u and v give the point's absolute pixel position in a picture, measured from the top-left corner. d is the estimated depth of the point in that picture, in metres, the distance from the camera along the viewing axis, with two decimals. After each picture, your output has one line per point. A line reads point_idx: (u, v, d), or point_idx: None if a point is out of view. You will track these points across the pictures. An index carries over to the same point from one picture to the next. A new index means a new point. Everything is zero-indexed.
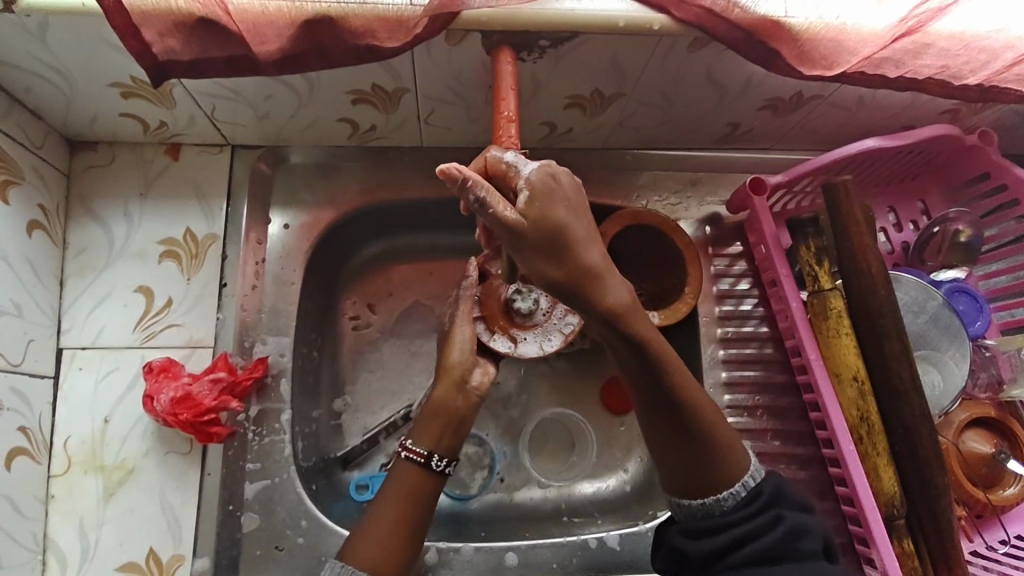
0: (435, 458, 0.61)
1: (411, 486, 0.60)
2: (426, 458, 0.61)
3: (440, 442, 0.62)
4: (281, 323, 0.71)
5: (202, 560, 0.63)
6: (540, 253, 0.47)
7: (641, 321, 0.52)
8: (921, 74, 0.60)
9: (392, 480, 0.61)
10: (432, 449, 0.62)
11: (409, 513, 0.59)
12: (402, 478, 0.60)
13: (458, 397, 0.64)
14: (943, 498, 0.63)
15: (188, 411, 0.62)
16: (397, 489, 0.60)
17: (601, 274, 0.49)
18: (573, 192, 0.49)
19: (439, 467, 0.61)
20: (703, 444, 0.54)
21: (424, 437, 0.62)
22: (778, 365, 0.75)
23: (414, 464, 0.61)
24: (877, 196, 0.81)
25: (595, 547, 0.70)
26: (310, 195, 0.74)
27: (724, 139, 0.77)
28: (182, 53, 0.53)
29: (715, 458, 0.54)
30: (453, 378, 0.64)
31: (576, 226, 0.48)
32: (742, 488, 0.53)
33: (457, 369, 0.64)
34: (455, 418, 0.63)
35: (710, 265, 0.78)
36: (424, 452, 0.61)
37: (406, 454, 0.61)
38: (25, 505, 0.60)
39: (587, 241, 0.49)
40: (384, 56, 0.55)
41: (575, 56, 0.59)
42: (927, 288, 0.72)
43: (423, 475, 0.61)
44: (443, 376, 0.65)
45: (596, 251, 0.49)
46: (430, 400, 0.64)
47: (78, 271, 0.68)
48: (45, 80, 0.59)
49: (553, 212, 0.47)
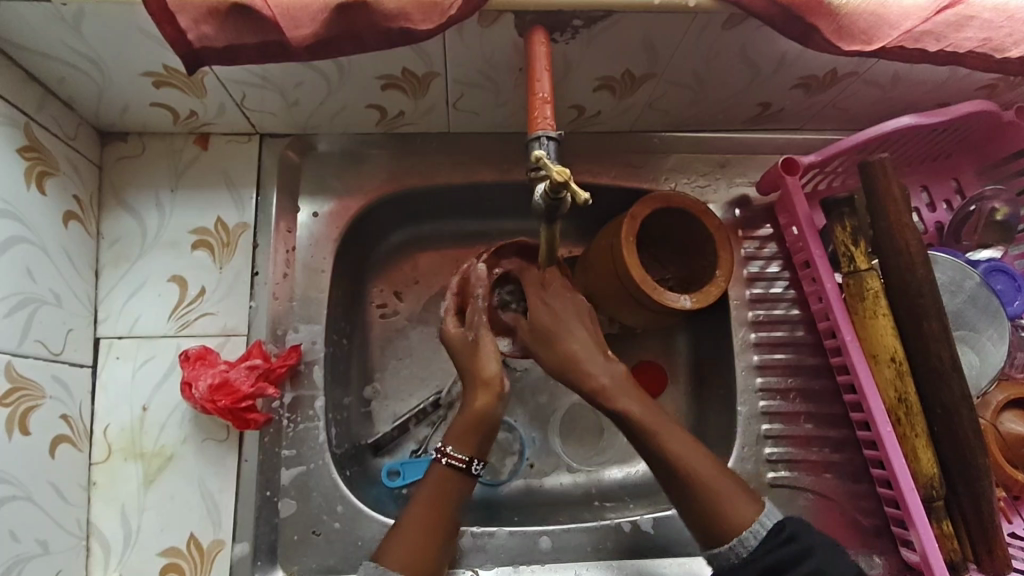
0: (475, 463, 0.62)
1: (441, 492, 0.61)
2: (467, 464, 0.61)
3: (481, 449, 0.62)
4: (312, 311, 0.71)
5: (242, 545, 0.64)
6: (549, 333, 0.63)
7: (623, 398, 0.60)
8: (963, 47, 0.59)
9: (426, 483, 0.61)
10: (473, 454, 0.62)
11: (439, 516, 0.59)
12: (436, 483, 0.61)
13: (495, 405, 0.62)
14: (985, 479, 0.62)
15: (226, 398, 0.63)
16: (430, 493, 0.60)
17: (581, 361, 0.61)
18: (574, 308, 0.64)
19: (478, 472, 0.62)
20: (702, 506, 0.57)
21: (463, 442, 0.62)
22: (810, 348, 0.75)
23: (456, 471, 0.61)
24: (911, 175, 0.79)
25: (629, 531, 0.70)
26: (339, 183, 0.74)
27: (755, 119, 0.76)
28: (216, 39, 0.53)
29: (715, 516, 0.56)
30: (493, 389, 0.62)
31: (572, 329, 0.63)
32: (761, 527, 0.55)
33: (499, 378, 0.62)
34: (490, 424, 0.62)
35: (740, 248, 0.77)
36: (464, 459, 0.61)
37: (446, 460, 0.61)
38: (69, 492, 0.61)
39: (574, 332, 0.63)
40: (417, 39, 0.54)
41: (608, 36, 0.59)
42: (963, 268, 0.71)
43: (457, 476, 0.61)
44: (478, 385, 0.63)
45: (577, 340, 0.62)
46: (470, 408, 0.62)
47: (113, 261, 0.68)
48: (79, 71, 0.59)
49: (567, 320, 0.63)
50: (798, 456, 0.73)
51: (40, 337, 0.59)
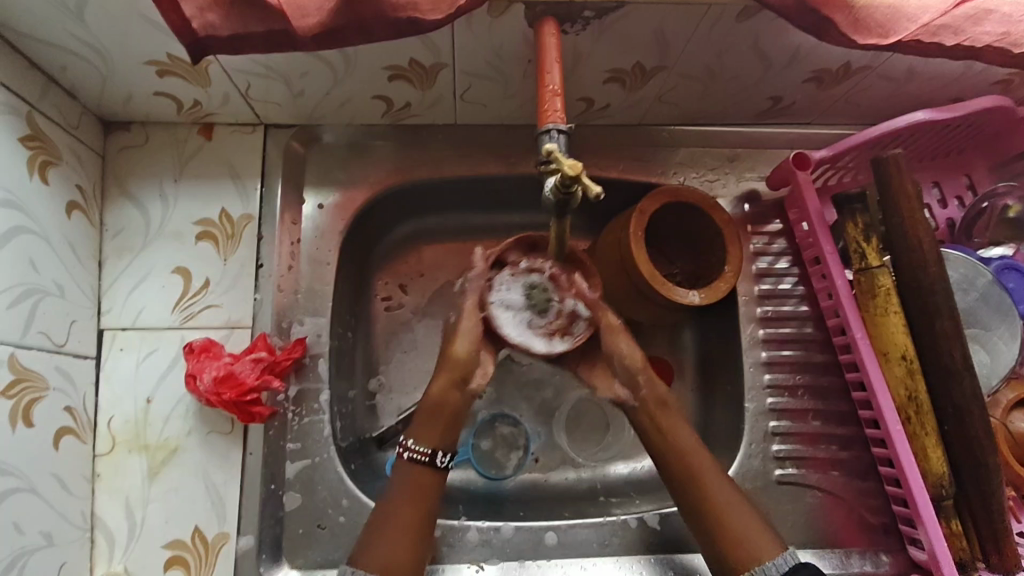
0: (440, 455, 0.60)
1: (419, 482, 0.59)
2: (430, 457, 0.59)
3: (444, 439, 0.60)
4: (318, 303, 0.71)
5: (246, 538, 0.64)
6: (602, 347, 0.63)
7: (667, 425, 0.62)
8: (981, 41, 0.58)
9: (401, 481, 0.59)
10: (436, 446, 0.60)
11: (421, 508, 0.58)
12: (410, 475, 0.59)
13: (456, 393, 0.61)
14: (995, 478, 0.62)
15: (231, 390, 0.63)
16: (405, 487, 0.59)
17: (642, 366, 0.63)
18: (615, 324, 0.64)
19: (444, 464, 0.60)
20: (716, 539, 0.58)
21: (429, 435, 0.60)
22: (818, 344, 0.74)
23: (419, 464, 0.59)
24: (922, 171, 0.78)
25: (636, 527, 0.70)
26: (344, 175, 0.73)
27: (766, 113, 0.75)
28: (222, 28, 0.52)
29: (728, 533, 0.58)
30: (457, 374, 0.61)
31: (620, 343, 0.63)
32: (782, 562, 0.56)
33: (463, 360, 0.61)
34: (454, 415, 0.61)
35: (749, 243, 0.76)
36: (427, 451, 0.59)
37: (409, 455, 0.60)
38: (72, 484, 0.60)
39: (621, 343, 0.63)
40: (426, 30, 0.53)
41: (619, 28, 0.58)
42: (975, 265, 0.70)
43: (430, 473, 0.60)
44: (444, 368, 0.61)
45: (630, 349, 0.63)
46: (429, 396, 0.61)
47: (116, 252, 0.68)
48: (82, 59, 0.58)
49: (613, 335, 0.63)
50: (805, 453, 0.72)
51: (44, 329, 0.59)
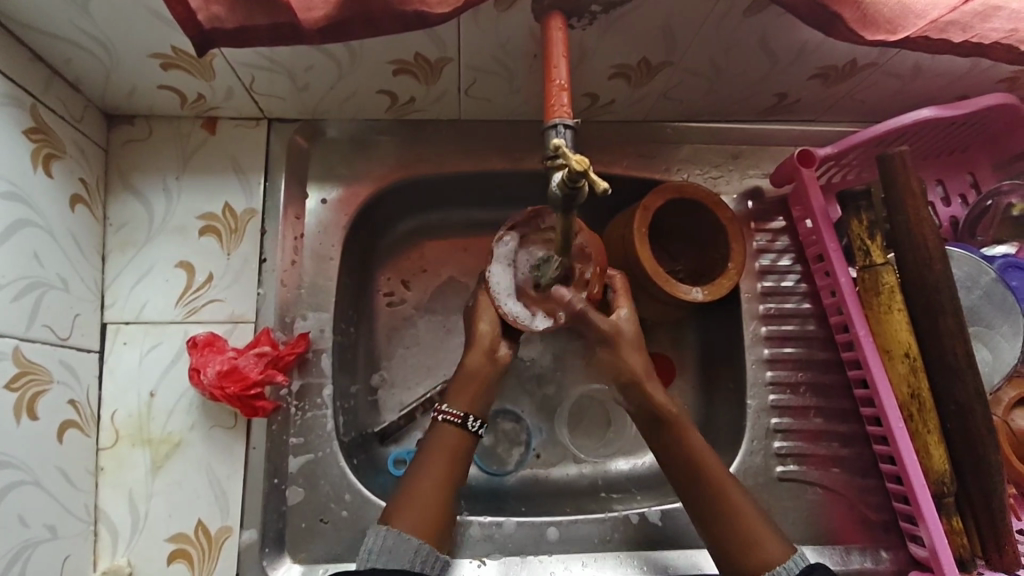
0: (471, 419, 0.62)
1: (453, 446, 0.61)
2: (463, 420, 0.62)
3: (475, 405, 0.63)
4: (321, 298, 0.70)
5: (249, 533, 0.64)
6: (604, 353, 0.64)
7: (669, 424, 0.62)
8: (988, 38, 0.57)
9: (435, 441, 0.61)
10: (468, 411, 0.62)
11: (451, 471, 0.60)
12: (444, 438, 0.61)
13: (488, 364, 0.64)
14: (996, 476, 0.62)
15: (235, 385, 0.63)
16: (439, 448, 0.61)
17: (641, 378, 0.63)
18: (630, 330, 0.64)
19: (475, 428, 0.62)
20: (728, 538, 0.58)
21: (459, 399, 0.63)
22: (820, 342, 0.74)
23: (452, 424, 0.62)
24: (927, 169, 0.78)
25: (638, 522, 0.70)
26: (348, 169, 0.73)
27: (770, 110, 0.75)
28: (227, 20, 0.51)
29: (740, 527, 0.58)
30: (484, 347, 0.63)
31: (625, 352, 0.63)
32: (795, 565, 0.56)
33: (490, 336, 0.64)
34: (485, 380, 0.64)
35: (752, 240, 0.76)
36: (460, 414, 0.62)
37: (443, 417, 0.62)
38: (76, 477, 0.60)
39: (627, 352, 0.63)
40: (432, 24, 0.53)
41: (626, 23, 0.58)
42: (979, 264, 0.70)
43: (462, 434, 0.62)
44: (473, 345, 0.64)
45: (636, 360, 0.63)
46: (464, 368, 0.64)
47: (120, 246, 0.68)
48: (86, 51, 0.58)
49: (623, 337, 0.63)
50: (807, 450, 0.72)
51: (48, 322, 0.59)
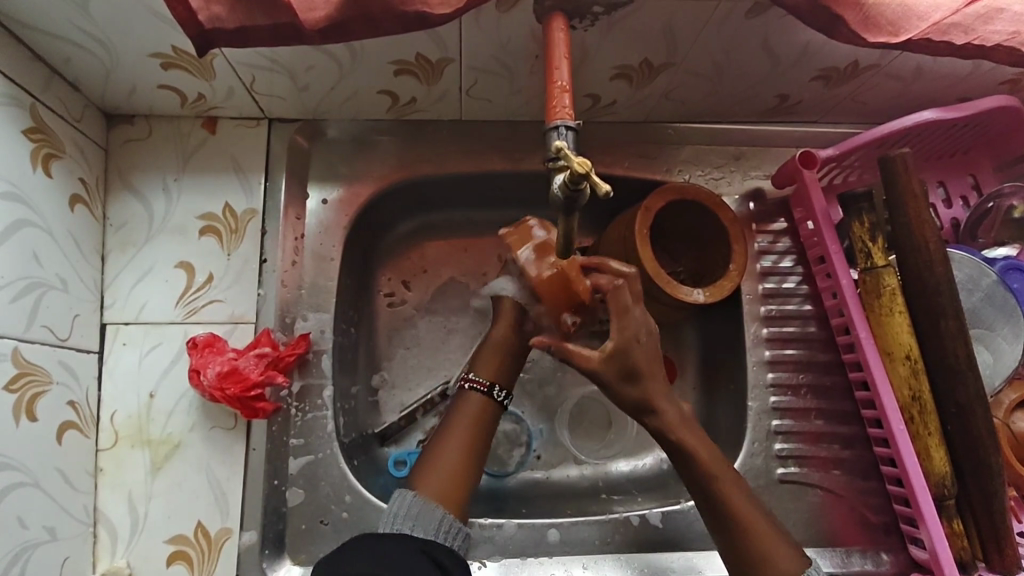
0: (496, 389, 0.64)
1: (479, 413, 0.62)
2: (489, 389, 0.63)
3: (500, 375, 0.64)
4: (321, 299, 0.70)
5: (249, 534, 0.64)
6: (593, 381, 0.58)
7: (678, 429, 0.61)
8: (990, 40, 0.57)
9: (462, 409, 0.62)
10: (493, 380, 0.64)
11: (477, 440, 0.61)
12: (470, 407, 0.62)
13: (513, 336, 0.65)
14: (997, 479, 0.62)
15: (235, 386, 0.63)
16: (465, 416, 0.62)
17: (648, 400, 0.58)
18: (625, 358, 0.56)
19: (500, 398, 0.64)
20: (738, 544, 0.57)
21: (484, 368, 0.64)
22: (821, 344, 0.74)
23: (477, 393, 0.63)
24: (927, 171, 0.78)
25: (638, 524, 0.70)
26: (348, 170, 0.73)
27: (772, 111, 0.74)
28: (228, 21, 0.51)
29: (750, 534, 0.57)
30: (509, 320, 0.65)
31: (616, 382, 0.57)
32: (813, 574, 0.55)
33: (512, 312, 0.66)
34: (509, 353, 0.65)
35: (754, 242, 0.76)
36: (486, 383, 0.64)
37: (469, 386, 0.64)
38: (75, 478, 0.60)
39: (618, 382, 0.57)
40: (433, 25, 0.53)
41: (628, 24, 0.58)
42: (980, 265, 0.70)
43: (488, 404, 0.63)
44: (498, 319, 0.66)
45: (630, 389, 0.58)
46: (489, 341, 0.66)
47: (119, 246, 0.68)
48: (85, 50, 0.58)
49: (611, 367, 0.56)
50: (808, 452, 0.72)
51: (47, 322, 0.58)
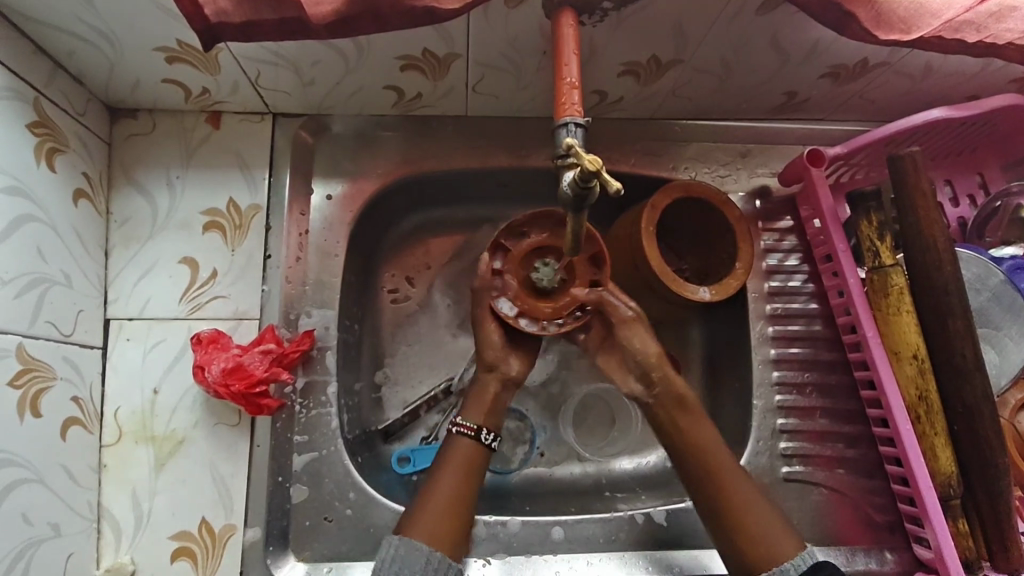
0: (484, 432, 0.62)
1: (470, 458, 0.61)
2: (477, 432, 0.62)
3: (490, 419, 0.63)
4: (326, 295, 0.70)
5: (253, 530, 0.64)
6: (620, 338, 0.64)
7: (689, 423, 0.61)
8: (1003, 38, 0.57)
9: (453, 454, 0.61)
10: (481, 424, 0.62)
11: (467, 487, 0.60)
12: (460, 452, 0.61)
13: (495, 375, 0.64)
14: (1003, 479, 0.62)
15: (239, 382, 0.62)
16: (455, 461, 0.61)
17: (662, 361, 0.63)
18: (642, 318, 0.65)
19: (488, 441, 0.62)
20: (734, 539, 0.58)
21: (472, 412, 0.63)
22: (826, 342, 0.74)
23: (464, 437, 0.62)
24: (934, 170, 0.77)
25: (643, 522, 0.70)
26: (352, 165, 0.72)
27: (779, 108, 0.74)
28: (234, 15, 0.50)
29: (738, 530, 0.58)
30: (492, 365, 0.64)
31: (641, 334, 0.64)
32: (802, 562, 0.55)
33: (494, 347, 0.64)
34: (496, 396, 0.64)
35: (760, 240, 0.76)
36: (473, 426, 0.62)
37: (457, 430, 0.62)
38: (80, 474, 0.60)
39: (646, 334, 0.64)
40: (441, 19, 0.52)
41: (637, 21, 0.57)
42: (988, 265, 0.69)
43: (476, 447, 0.62)
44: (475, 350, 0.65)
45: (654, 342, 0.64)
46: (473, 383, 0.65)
47: (123, 241, 0.67)
48: (89, 44, 0.57)
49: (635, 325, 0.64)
50: (812, 451, 0.72)
51: (51, 318, 0.58)
